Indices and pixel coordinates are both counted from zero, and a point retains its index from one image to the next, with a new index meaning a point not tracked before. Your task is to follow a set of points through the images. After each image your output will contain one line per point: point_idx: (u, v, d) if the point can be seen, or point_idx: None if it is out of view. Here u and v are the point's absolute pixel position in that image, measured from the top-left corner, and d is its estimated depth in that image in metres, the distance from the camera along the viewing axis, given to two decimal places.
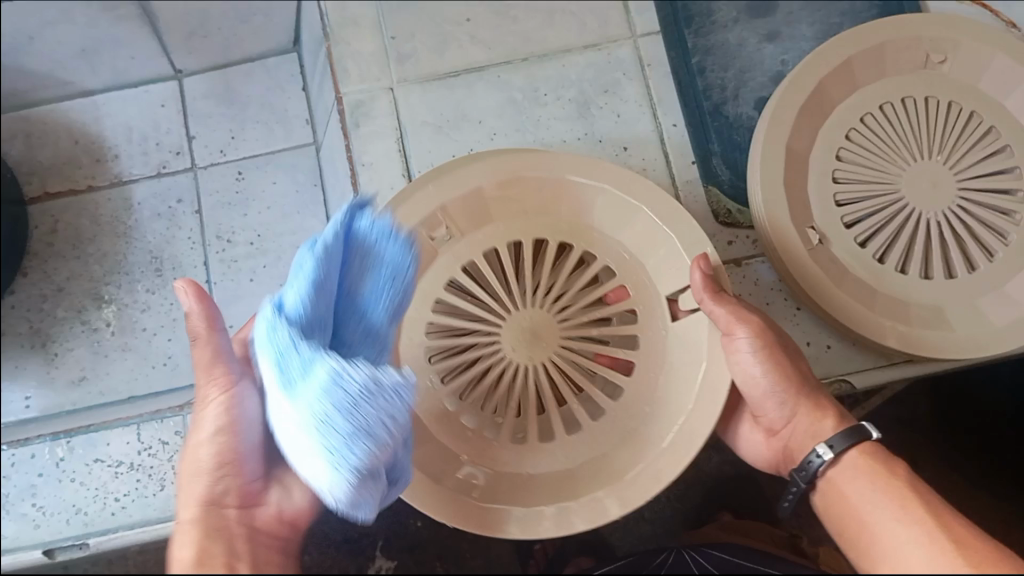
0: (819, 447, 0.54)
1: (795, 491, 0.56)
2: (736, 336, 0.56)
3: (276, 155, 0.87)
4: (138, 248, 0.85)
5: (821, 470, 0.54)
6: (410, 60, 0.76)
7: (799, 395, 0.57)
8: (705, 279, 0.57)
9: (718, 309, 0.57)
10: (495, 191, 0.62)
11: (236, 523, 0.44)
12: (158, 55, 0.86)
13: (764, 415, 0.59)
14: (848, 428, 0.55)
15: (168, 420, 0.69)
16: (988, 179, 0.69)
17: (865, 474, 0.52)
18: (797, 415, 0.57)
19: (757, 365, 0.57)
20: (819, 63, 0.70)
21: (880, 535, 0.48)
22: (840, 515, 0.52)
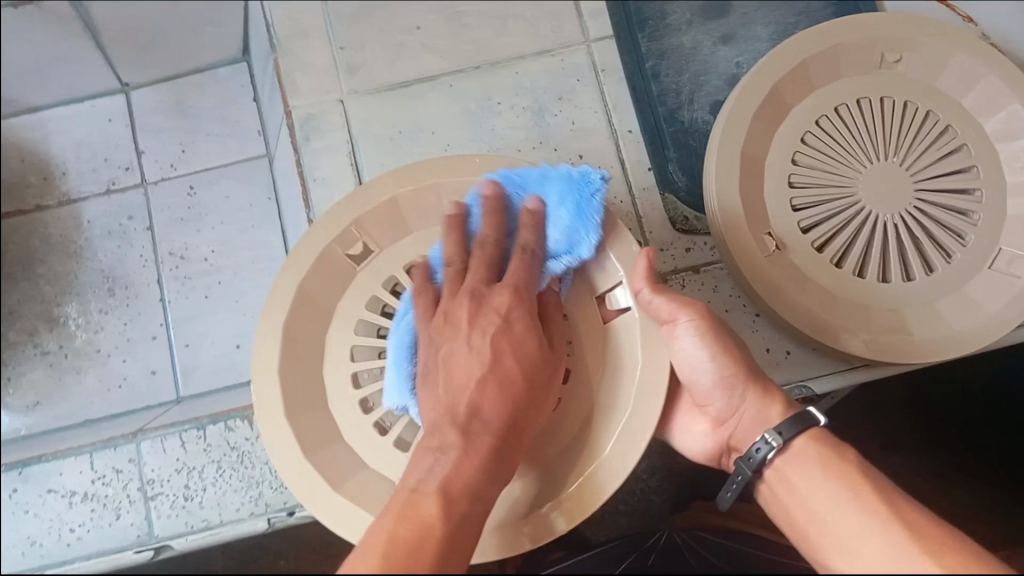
0: (768, 434, 0.53)
1: (742, 480, 0.55)
2: (678, 323, 0.56)
3: (230, 169, 0.87)
4: (90, 267, 0.87)
5: (769, 458, 0.53)
6: (361, 70, 0.75)
7: (747, 381, 0.56)
8: (648, 267, 0.56)
9: (657, 300, 0.55)
10: (416, 203, 0.61)
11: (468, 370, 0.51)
12: (105, 70, 0.87)
13: (708, 404, 0.58)
14: (794, 416, 0.54)
15: (121, 447, 0.68)
16: (944, 180, 0.68)
17: (817, 464, 0.51)
18: (743, 403, 0.56)
19: (706, 356, 0.56)
20: (774, 65, 0.69)
21: (829, 523, 0.49)
22: (799, 515, 0.51)
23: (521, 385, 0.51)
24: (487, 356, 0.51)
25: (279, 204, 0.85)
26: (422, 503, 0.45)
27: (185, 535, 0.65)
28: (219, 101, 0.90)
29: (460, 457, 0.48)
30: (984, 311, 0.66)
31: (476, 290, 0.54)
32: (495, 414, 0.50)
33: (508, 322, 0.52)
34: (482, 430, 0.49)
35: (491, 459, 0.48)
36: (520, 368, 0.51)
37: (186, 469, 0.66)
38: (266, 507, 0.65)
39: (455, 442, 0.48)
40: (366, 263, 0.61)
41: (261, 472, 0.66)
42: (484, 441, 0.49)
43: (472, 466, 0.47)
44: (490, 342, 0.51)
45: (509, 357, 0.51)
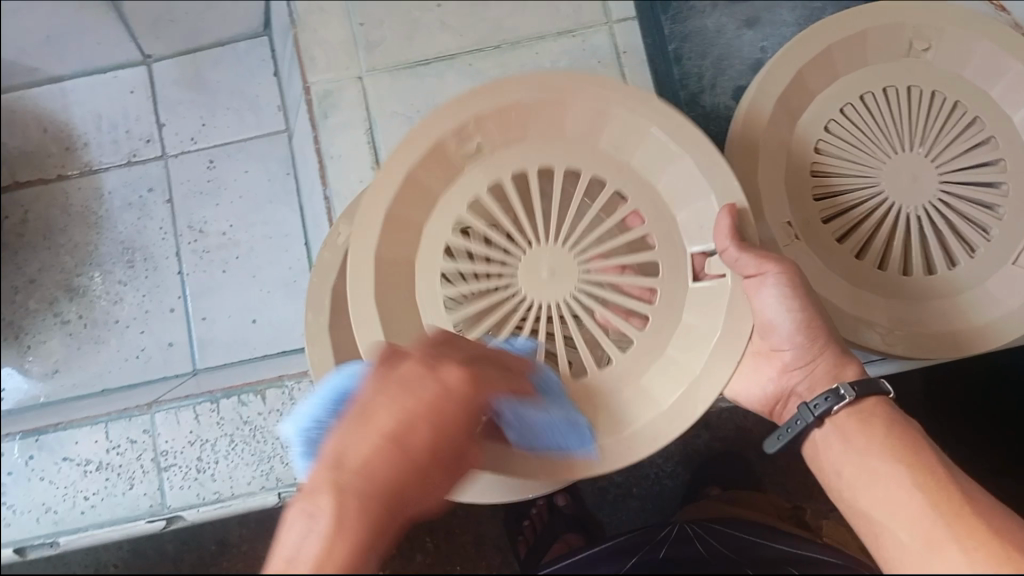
0: (840, 386, 0.52)
1: (798, 427, 0.53)
2: (765, 279, 0.53)
3: (248, 143, 0.87)
4: (110, 238, 0.87)
5: (835, 410, 0.52)
6: (379, 47, 0.74)
7: (825, 338, 0.55)
8: (732, 224, 0.52)
9: (745, 257, 0.52)
10: (540, 110, 0.56)
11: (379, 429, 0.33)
12: (126, 42, 0.87)
13: (781, 349, 0.56)
14: (863, 380, 0.53)
15: (135, 418, 0.69)
16: (970, 173, 0.67)
17: (882, 427, 0.50)
18: (818, 358, 0.55)
19: (786, 308, 0.54)
20: (799, 51, 0.67)
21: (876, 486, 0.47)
22: (850, 463, 0.50)
23: (422, 452, 0.33)
24: (407, 404, 0.34)
25: (296, 180, 0.85)
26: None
27: (197, 507, 0.66)
28: (238, 76, 0.89)
29: (330, 526, 0.30)
30: (1006, 307, 0.65)
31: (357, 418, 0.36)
32: (375, 487, 0.32)
33: (437, 376, 0.36)
34: (347, 497, 0.31)
35: (368, 535, 0.31)
36: (432, 436, 0.34)
37: (198, 442, 0.67)
38: (276, 482, 0.66)
39: (315, 507, 0.31)
40: (478, 162, 0.57)
41: (272, 447, 0.66)
42: (350, 505, 0.31)
43: (344, 542, 0.30)
44: (412, 376, 0.35)
45: (426, 423, 0.34)
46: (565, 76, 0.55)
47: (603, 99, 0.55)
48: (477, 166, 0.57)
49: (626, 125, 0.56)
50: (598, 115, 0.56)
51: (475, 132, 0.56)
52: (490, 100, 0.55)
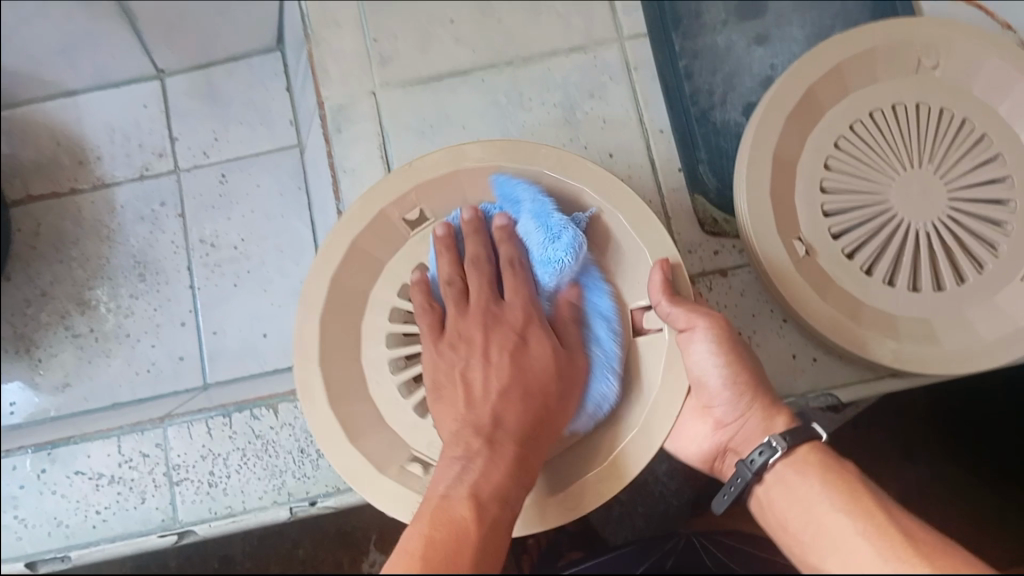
0: (772, 440, 0.51)
1: (740, 485, 0.52)
2: (695, 332, 0.54)
3: (260, 157, 0.88)
4: (121, 251, 0.88)
5: (772, 462, 0.51)
6: (393, 62, 0.75)
7: (756, 391, 0.54)
8: (663, 280, 0.55)
9: (675, 309, 0.53)
10: (473, 179, 0.60)
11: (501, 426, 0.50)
12: (141, 55, 0.88)
13: (714, 405, 0.55)
14: (798, 428, 0.51)
15: (148, 432, 0.69)
16: (979, 189, 0.67)
17: (820, 468, 0.48)
18: (749, 411, 0.54)
19: (716, 367, 0.54)
20: (809, 68, 0.68)
21: (821, 530, 0.45)
22: (794, 520, 0.48)
23: (540, 398, 0.52)
24: (504, 374, 0.52)
25: (308, 194, 0.85)
26: (451, 507, 0.44)
27: (209, 521, 0.66)
28: (250, 90, 0.90)
29: (486, 464, 0.47)
30: (1017, 322, 0.65)
31: (492, 316, 0.56)
32: (520, 423, 0.50)
33: (521, 340, 0.54)
34: (507, 441, 0.49)
35: (515, 473, 0.48)
36: (542, 383, 0.53)
37: (211, 456, 0.67)
38: (287, 496, 0.66)
39: (482, 451, 0.48)
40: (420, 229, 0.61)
41: (284, 462, 0.66)
42: (510, 454, 0.49)
43: (499, 476, 0.47)
44: (499, 357, 0.53)
45: (527, 373, 0.53)
46: (491, 145, 0.59)
47: (531, 163, 0.58)
48: (418, 233, 0.61)
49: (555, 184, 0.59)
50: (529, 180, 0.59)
51: (415, 203, 0.60)
52: (428, 175, 0.59)
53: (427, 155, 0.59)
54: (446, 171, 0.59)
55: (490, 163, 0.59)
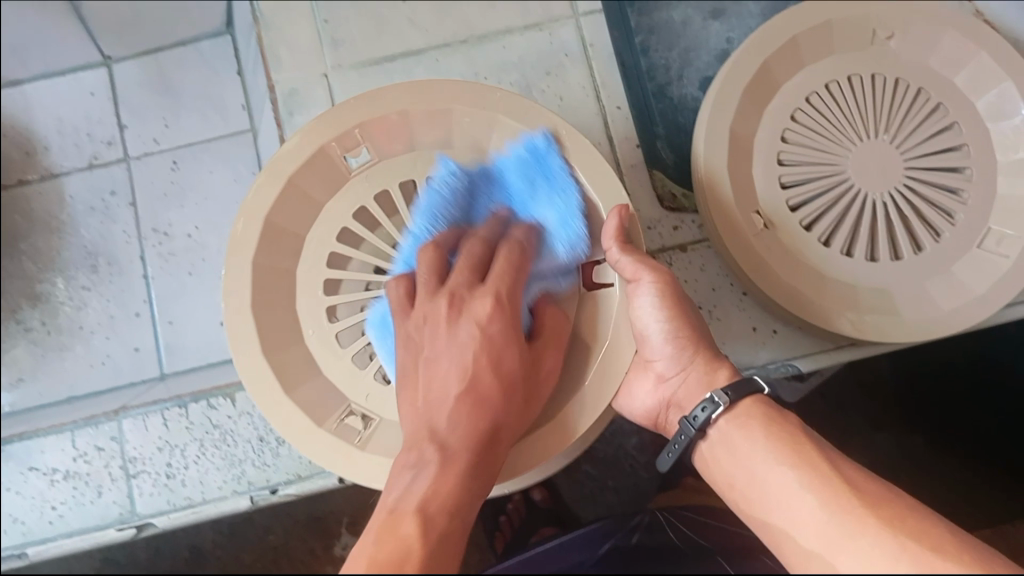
0: (715, 394, 0.53)
1: (684, 441, 0.55)
2: (641, 284, 0.55)
3: (213, 143, 0.86)
4: (74, 243, 0.86)
5: (714, 418, 0.53)
6: (345, 44, 0.74)
7: (697, 346, 0.57)
8: (619, 227, 0.55)
9: (624, 258, 0.54)
10: (422, 121, 0.59)
11: (456, 432, 0.46)
12: (87, 43, 0.86)
13: (654, 360, 0.58)
14: (740, 381, 0.54)
15: (103, 425, 0.68)
16: (934, 158, 0.67)
17: (761, 425, 0.51)
18: (690, 364, 0.57)
19: (660, 321, 0.55)
20: (765, 42, 0.68)
21: (769, 485, 0.49)
22: (739, 476, 0.51)
23: (497, 399, 0.49)
24: (465, 365, 0.49)
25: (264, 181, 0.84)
26: (400, 524, 0.40)
27: (168, 513, 0.65)
28: (201, 76, 0.88)
29: (438, 471, 0.44)
30: (975, 290, 0.65)
31: (456, 296, 0.52)
32: (475, 429, 0.47)
33: (484, 333, 0.50)
34: (460, 448, 0.45)
35: (470, 479, 0.44)
36: (499, 383, 0.49)
37: (168, 448, 0.66)
38: (247, 485, 0.65)
39: (432, 458, 0.44)
40: (361, 171, 0.60)
41: (243, 451, 0.65)
42: (465, 459, 0.45)
43: (455, 483, 0.43)
44: (461, 349, 0.50)
45: (488, 368, 0.49)
46: (444, 85, 0.58)
47: (486, 106, 0.58)
48: (360, 172, 0.60)
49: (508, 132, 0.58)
50: (483, 124, 0.59)
51: (360, 140, 0.59)
52: (374, 112, 0.58)
53: (375, 93, 0.58)
54: (395, 110, 0.58)
55: (444, 104, 0.58)
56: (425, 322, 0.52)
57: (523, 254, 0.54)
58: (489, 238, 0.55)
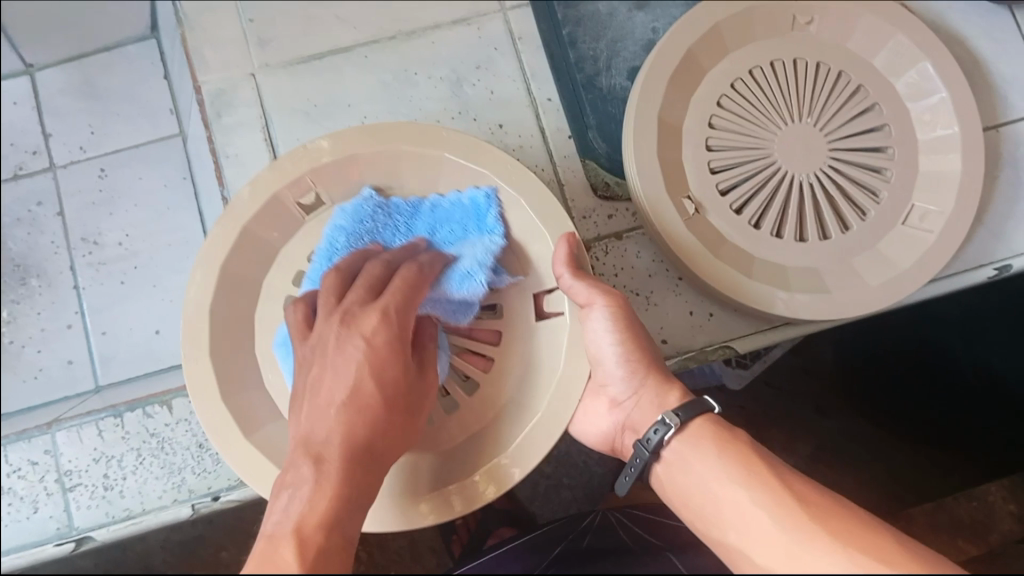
0: (667, 415, 0.54)
1: (640, 463, 0.56)
2: (593, 309, 0.56)
3: (141, 149, 0.84)
4: (2, 256, 0.85)
5: (666, 440, 0.54)
6: (272, 43, 0.73)
7: (648, 367, 0.58)
8: (568, 254, 0.57)
9: (577, 284, 0.56)
10: (372, 164, 0.60)
11: (344, 447, 0.46)
12: (6, 51, 0.84)
13: (608, 384, 0.59)
14: (690, 402, 0.55)
15: (37, 438, 0.66)
16: (857, 138, 0.69)
17: (715, 445, 0.53)
18: (642, 386, 0.57)
19: (612, 342, 0.57)
20: (688, 30, 0.69)
21: (721, 502, 0.50)
22: (694, 493, 0.52)
23: (378, 410, 0.48)
24: (350, 380, 0.48)
25: (195, 185, 0.82)
26: (276, 552, 0.40)
27: (106, 526, 0.63)
28: (126, 79, 0.86)
29: (312, 490, 0.44)
30: (899, 265, 0.67)
31: (348, 312, 0.51)
32: (353, 444, 0.46)
33: (370, 344, 0.49)
34: (335, 460, 0.46)
35: (348, 492, 0.45)
36: (381, 393, 0.49)
37: (104, 459, 0.65)
38: (189, 493, 0.64)
39: (308, 475, 0.45)
40: (315, 215, 0.61)
41: (182, 459, 0.64)
42: (340, 472, 0.45)
43: (330, 497, 0.44)
44: (346, 362, 0.49)
45: (371, 379, 0.48)
46: (389, 126, 0.59)
47: (432, 147, 0.59)
48: (314, 217, 0.61)
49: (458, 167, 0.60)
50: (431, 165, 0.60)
51: (311, 186, 0.59)
52: (320, 158, 0.59)
53: (323, 139, 0.59)
54: (348, 156, 0.59)
55: (390, 148, 0.59)
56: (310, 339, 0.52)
57: (427, 277, 0.54)
58: (394, 260, 0.55)
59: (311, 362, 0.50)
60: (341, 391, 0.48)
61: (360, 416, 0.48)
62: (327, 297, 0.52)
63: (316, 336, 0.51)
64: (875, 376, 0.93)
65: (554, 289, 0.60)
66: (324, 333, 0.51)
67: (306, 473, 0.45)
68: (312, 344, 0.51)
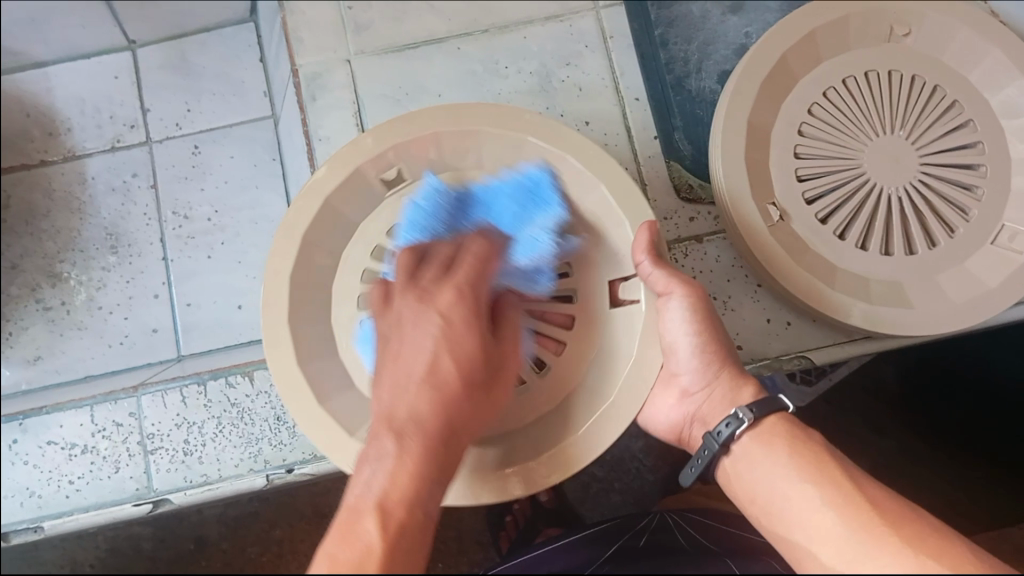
0: (740, 410, 0.54)
1: (707, 455, 0.55)
2: (670, 298, 0.57)
3: (234, 128, 0.87)
4: (93, 224, 0.87)
5: (739, 434, 0.54)
6: (368, 30, 0.75)
7: (722, 361, 0.58)
8: (650, 242, 0.57)
9: (656, 272, 0.56)
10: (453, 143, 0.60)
11: (425, 424, 0.46)
12: (111, 26, 0.87)
13: (680, 374, 0.59)
14: (765, 399, 0.55)
15: (122, 401, 0.69)
16: (951, 153, 0.68)
17: (783, 442, 0.53)
18: (715, 380, 0.58)
19: (688, 334, 0.57)
20: (782, 35, 0.69)
21: (791, 499, 0.50)
22: (761, 489, 0.52)
23: (458, 388, 0.48)
24: (428, 355, 0.48)
25: (283, 166, 0.85)
26: (358, 523, 0.41)
27: (184, 490, 0.65)
28: (224, 59, 0.89)
29: (397, 464, 0.43)
30: (986, 285, 0.66)
31: (422, 289, 0.52)
32: (435, 421, 0.46)
33: (445, 321, 0.50)
34: (417, 436, 0.45)
35: (432, 467, 0.44)
36: (459, 370, 0.48)
37: (186, 425, 0.67)
38: (264, 464, 0.65)
39: (392, 449, 0.44)
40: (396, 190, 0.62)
41: (260, 429, 0.66)
42: (422, 447, 0.45)
43: (413, 475, 0.43)
44: (423, 339, 0.49)
45: (448, 357, 0.49)
46: (470, 108, 0.60)
47: (512, 129, 0.59)
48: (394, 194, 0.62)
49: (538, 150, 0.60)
50: (511, 146, 0.60)
51: (394, 161, 0.60)
52: (402, 135, 0.59)
53: (408, 116, 0.60)
54: (428, 134, 0.60)
55: (470, 129, 0.59)
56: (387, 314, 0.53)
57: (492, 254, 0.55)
58: (459, 240, 0.56)
59: (391, 338, 0.51)
60: (418, 368, 0.48)
61: (439, 395, 0.47)
62: (403, 281, 0.54)
63: (394, 314, 0.52)
64: (939, 395, 0.92)
65: (631, 278, 0.60)
66: (403, 312, 0.51)
67: (390, 445, 0.44)
68: (391, 322, 0.52)
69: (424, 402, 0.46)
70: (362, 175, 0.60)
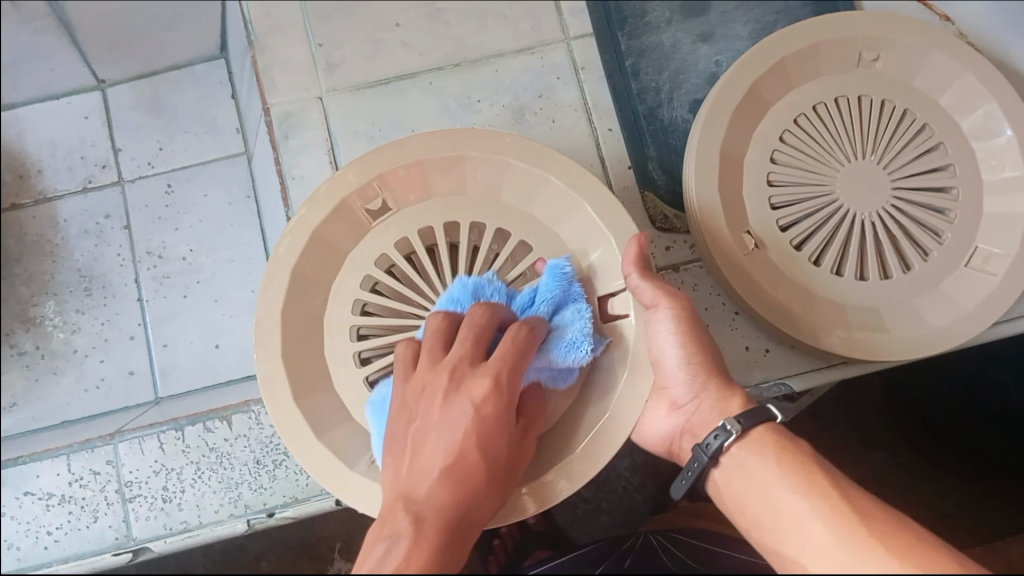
0: (728, 421, 0.54)
1: (697, 467, 0.55)
2: (658, 310, 0.57)
3: (208, 166, 0.87)
4: (68, 267, 0.87)
5: (727, 446, 0.54)
6: (340, 68, 0.74)
7: (710, 372, 0.58)
8: (639, 253, 0.57)
9: (643, 284, 0.56)
10: (438, 164, 0.60)
11: (443, 511, 0.41)
12: (81, 66, 0.87)
13: (670, 387, 0.59)
14: (752, 410, 0.55)
15: (98, 449, 0.68)
16: (921, 178, 0.68)
17: (774, 454, 0.52)
18: (703, 391, 0.58)
19: (677, 344, 0.57)
20: (754, 63, 0.69)
21: (781, 513, 0.49)
22: (752, 503, 0.51)
23: (480, 482, 0.44)
24: (455, 445, 0.44)
25: (258, 203, 0.85)
26: None
27: (163, 538, 0.65)
28: (198, 97, 0.89)
29: (410, 547, 0.39)
30: (963, 307, 0.66)
31: (456, 368, 0.47)
32: (454, 512, 0.42)
33: (477, 412, 0.45)
34: (436, 522, 0.41)
35: (443, 559, 0.40)
36: (485, 463, 0.44)
37: (164, 471, 0.66)
38: (244, 509, 0.65)
39: (406, 530, 0.40)
40: (383, 220, 0.60)
41: (239, 474, 0.66)
42: (437, 538, 0.40)
43: (429, 559, 0.39)
44: (450, 424, 0.45)
45: (476, 450, 0.44)
46: (455, 132, 0.60)
47: (496, 151, 0.60)
48: (382, 224, 0.60)
49: (521, 174, 0.60)
50: (496, 171, 0.60)
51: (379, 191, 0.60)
52: (392, 162, 0.59)
53: (399, 146, 0.60)
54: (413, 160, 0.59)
55: (456, 154, 0.60)
56: (411, 387, 0.48)
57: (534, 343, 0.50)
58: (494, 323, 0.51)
59: (416, 412, 0.46)
60: (445, 458, 0.44)
61: (460, 488, 0.43)
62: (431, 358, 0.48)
63: (419, 387, 0.47)
64: (926, 407, 0.94)
65: (620, 292, 0.59)
66: (430, 387, 0.46)
67: (403, 522, 0.40)
68: (412, 398, 0.47)
69: (446, 494, 0.42)
70: (346, 207, 0.59)
